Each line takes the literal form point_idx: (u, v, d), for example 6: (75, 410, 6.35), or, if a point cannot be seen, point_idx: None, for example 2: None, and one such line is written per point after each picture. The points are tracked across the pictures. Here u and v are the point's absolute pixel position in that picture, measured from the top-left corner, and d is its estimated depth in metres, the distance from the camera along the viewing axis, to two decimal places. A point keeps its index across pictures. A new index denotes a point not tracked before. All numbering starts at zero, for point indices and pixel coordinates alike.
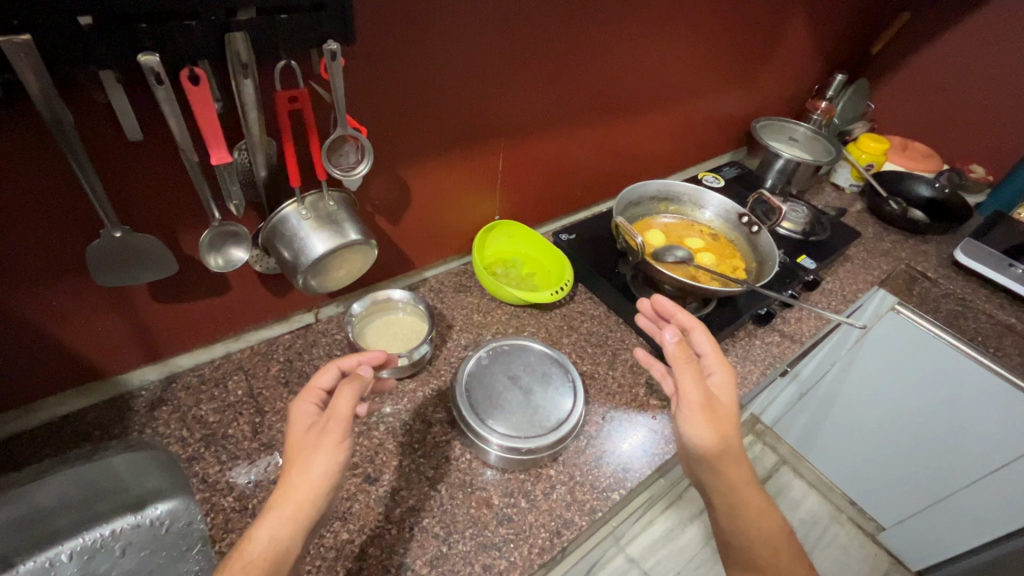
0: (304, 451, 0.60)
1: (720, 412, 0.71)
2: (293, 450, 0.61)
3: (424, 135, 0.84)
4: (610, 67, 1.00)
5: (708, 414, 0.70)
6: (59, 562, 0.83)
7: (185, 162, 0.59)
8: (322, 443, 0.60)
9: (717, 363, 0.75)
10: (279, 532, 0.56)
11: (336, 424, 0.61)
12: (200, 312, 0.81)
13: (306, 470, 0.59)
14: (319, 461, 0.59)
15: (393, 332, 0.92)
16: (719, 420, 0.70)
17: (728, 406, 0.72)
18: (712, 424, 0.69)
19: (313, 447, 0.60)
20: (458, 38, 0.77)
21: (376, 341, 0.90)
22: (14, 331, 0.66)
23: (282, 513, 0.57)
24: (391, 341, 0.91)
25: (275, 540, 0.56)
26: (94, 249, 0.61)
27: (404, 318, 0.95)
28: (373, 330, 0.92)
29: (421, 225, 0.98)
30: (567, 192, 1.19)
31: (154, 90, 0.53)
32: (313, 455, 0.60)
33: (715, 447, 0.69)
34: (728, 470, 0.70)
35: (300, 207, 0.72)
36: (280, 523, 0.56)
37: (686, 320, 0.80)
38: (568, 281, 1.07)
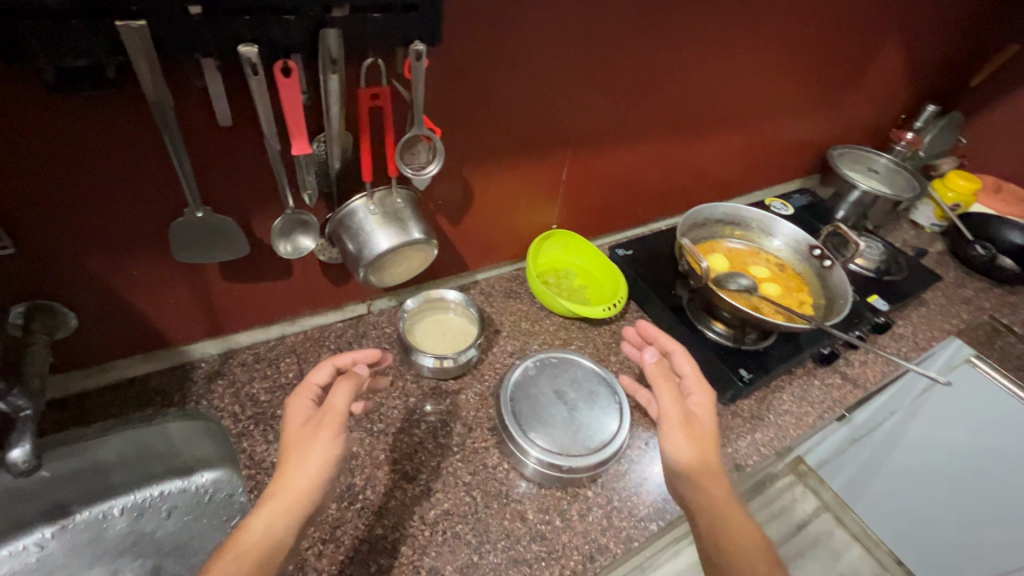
0: (302, 446, 0.63)
1: (700, 430, 0.69)
2: (290, 444, 0.63)
3: (493, 139, 0.84)
4: (686, 84, 0.97)
5: (687, 429, 0.69)
6: (111, 515, 0.88)
7: (268, 149, 0.61)
8: (315, 444, 0.62)
9: (694, 381, 0.75)
10: (273, 523, 0.59)
11: (333, 419, 0.64)
12: (263, 293, 0.83)
13: (303, 464, 0.62)
14: (317, 453, 0.62)
15: (442, 333, 0.92)
16: (698, 435, 0.69)
17: (707, 424, 0.71)
18: (692, 441, 0.68)
19: (308, 442, 0.63)
20: (536, 44, 0.76)
21: (425, 340, 0.91)
22: (98, 295, 0.70)
23: (282, 502, 0.59)
24: (439, 342, 0.91)
25: (270, 530, 0.58)
26: (178, 227, 0.63)
27: (454, 319, 0.95)
28: (423, 329, 0.92)
29: (480, 228, 0.98)
30: (627, 207, 1.16)
31: (249, 80, 0.55)
32: (309, 449, 0.62)
33: (695, 463, 0.67)
34: (711, 490, 0.66)
35: (369, 203, 0.73)
36: (280, 514, 0.59)
37: (665, 343, 0.81)
38: (621, 297, 1.04)
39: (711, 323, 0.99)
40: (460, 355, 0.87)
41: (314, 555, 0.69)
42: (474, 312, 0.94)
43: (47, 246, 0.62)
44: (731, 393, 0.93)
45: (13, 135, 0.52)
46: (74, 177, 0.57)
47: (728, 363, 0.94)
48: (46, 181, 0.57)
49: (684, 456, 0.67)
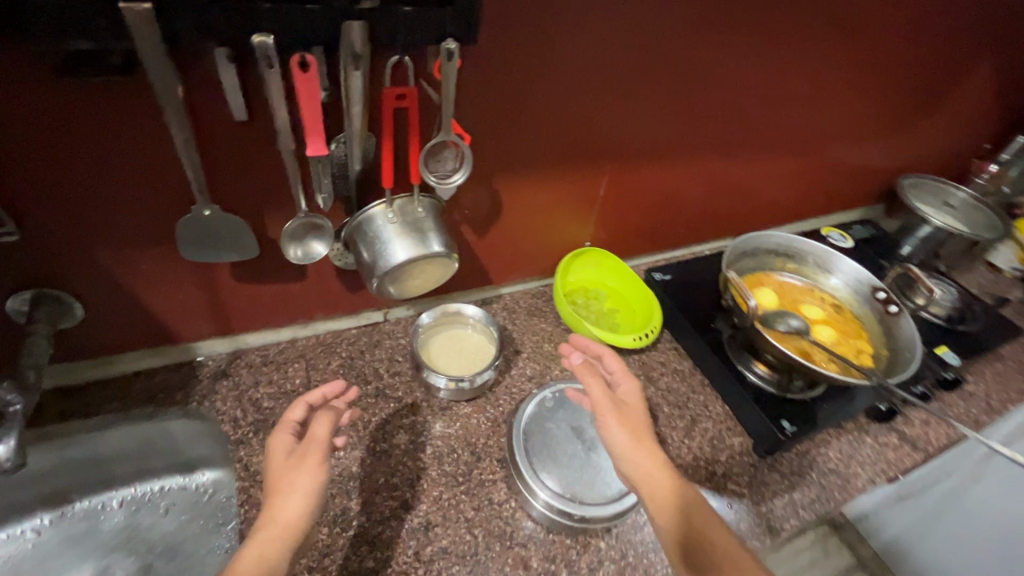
0: (284, 479, 0.59)
1: (631, 418, 0.68)
2: (273, 480, 0.59)
3: (528, 148, 0.77)
4: (745, 101, 0.88)
5: (618, 415, 0.68)
6: (110, 506, 0.86)
7: (282, 148, 0.57)
8: (296, 484, 0.58)
9: (620, 370, 0.74)
10: (268, 550, 0.55)
11: (314, 450, 0.60)
12: (275, 295, 0.80)
13: (289, 497, 0.58)
14: (304, 483, 0.58)
15: (458, 352, 0.86)
16: (628, 419, 0.68)
17: (638, 410, 0.70)
18: (625, 428, 0.67)
19: (289, 474, 0.59)
20: (582, 49, 0.69)
21: (439, 358, 0.85)
22: (105, 287, 0.67)
23: (273, 532, 0.56)
24: (455, 361, 0.85)
25: (263, 558, 0.54)
26: (184, 224, 0.60)
27: (472, 336, 0.89)
28: (438, 345, 0.87)
29: (507, 240, 0.92)
30: (669, 227, 1.08)
31: (264, 74, 0.50)
32: (295, 481, 0.59)
33: (634, 453, 0.65)
34: (662, 479, 0.63)
35: (388, 210, 0.68)
36: (274, 540, 0.55)
37: (590, 345, 0.78)
38: (654, 327, 0.96)
39: (752, 364, 0.90)
40: (475, 378, 0.81)
41: None
42: (494, 331, 0.87)
43: (52, 236, 0.59)
44: (769, 446, 0.84)
45: (15, 120, 0.49)
46: (79, 167, 0.54)
47: (768, 411, 0.85)
48: (50, 170, 0.54)
49: (618, 441, 0.67)
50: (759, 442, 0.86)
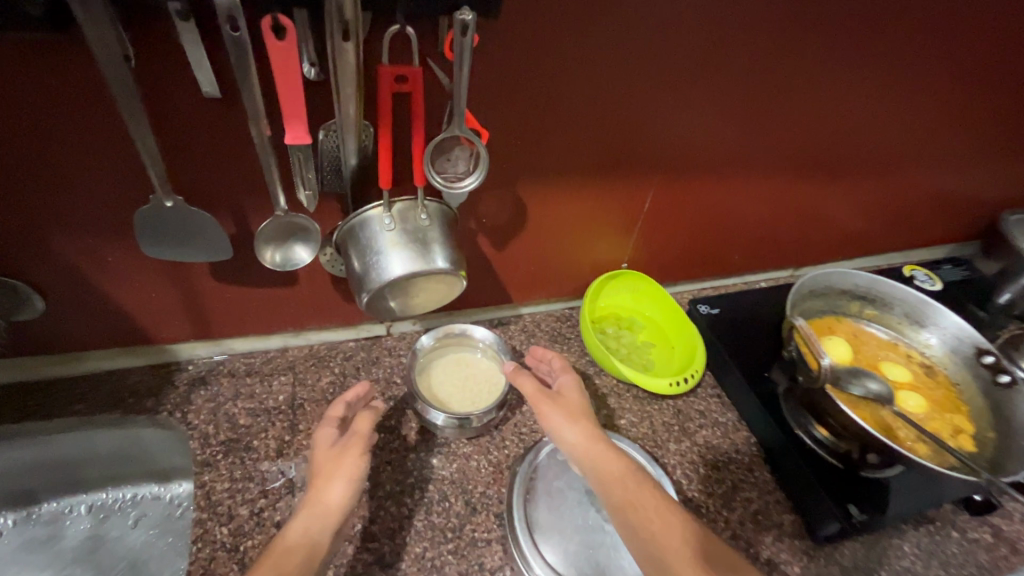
0: (326, 467, 0.56)
1: (569, 408, 0.64)
2: (315, 469, 0.57)
3: (559, 152, 0.65)
4: (829, 111, 0.74)
5: (554, 403, 0.64)
6: (76, 513, 0.80)
7: (255, 134, 0.47)
8: (338, 470, 0.56)
9: (560, 366, 0.71)
10: (312, 528, 0.52)
11: (357, 442, 0.58)
12: (261, 300, 0.70)
13: (329, 483, 0.55)
14: (343, 474, 0.55)
15: (462, 381, 0.75)
16: (561, 407, 0.64)
17: (580, 402, 0.66)
18: (564, 418, 0.63)
19: (331, 459, 0.57)
20: (634, 35, 0.57)
21: (440, 387, 0.74)
22: (65, 277, 0.60)
23: (318, 516, 0.53)
24: (456, 393, 0.73)
25: (308, 534, 0.52)
26: (141, 216, 0.51)
27: (481, 364, 0.77)
28: (441, 371, 0.76)
29: (531, 255, 0.80)
30: (721, 253, 0.93)
31: (227, 39, 0.41)
32: (335, 470, 0.56)
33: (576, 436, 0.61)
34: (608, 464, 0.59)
35: (385, 214, 0.57)
36: (319, 520, 0.53)
37: (540, 352, 0.74)
38: (695, 369, 0.82)
39: (811, 427, 0.74)
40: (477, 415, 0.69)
41: None
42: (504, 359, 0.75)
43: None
44: (828, 532, 0.69)
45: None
46: (19, 137, 0.46)
47: (829, 489, 0.70)
48: None
49: (563, 432, 0.62)
50: (816, 526, 0.71)
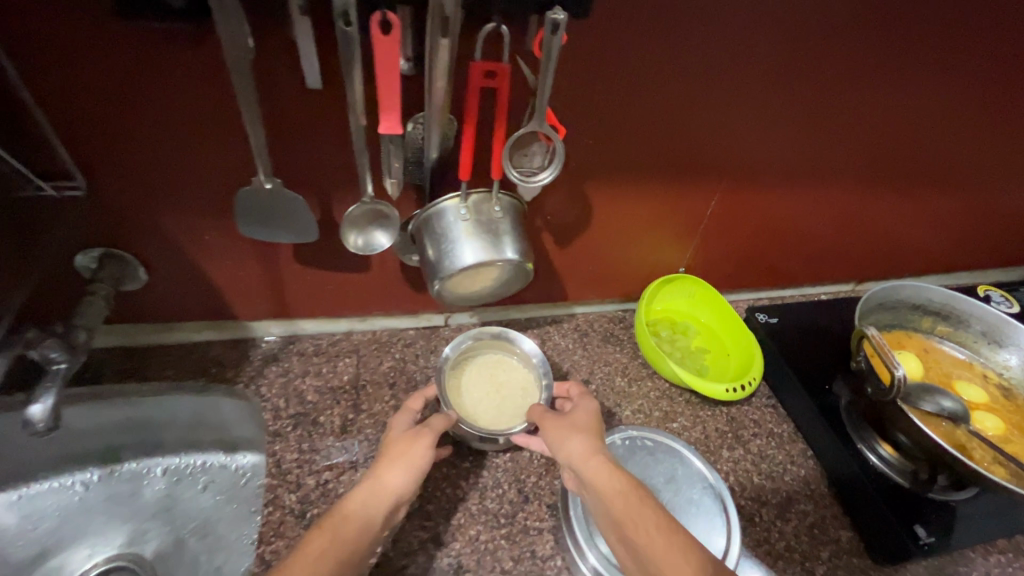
0: (396, 447, 0.59)
1: (577, 424, 0.61)
2: (386, 447, 0.60)
3: (629, 153, 0.66)
4: (907, 122, 0.72)
5: (565, 423, 0.62)
6: (152, 473, 0.85)
7: (353, 123, 0.50)
8: (403, 454, 0.58)
9: (578, 393, 0.69)
10: (370, 503, 0.55)
11: (428, 432, 0.60)
12: (335, 284, 0.75)
13: (394, 463, 0.58)
14: (406, 458, 0.58)
15: (501, 394, 0.73)
16: (562, 422, 0.61)
17: (588, 420, 0.62)
18: (561, 433, 0.60)
19: (400, 443, 0.60)
20: (713, 38, 0.57)
21: (476, 403, 0.72)
22: (166, 251, 0.65)
23: (374, 493, 0.56)
24: (497, 409, 0.71)
25: (365, 509, 0.55)
26: (243, 197, 0.56)
27: (514, 368, 0.76)
28: (472, 384, 0.74)
29: (592, 254, 0.81)
30: (783, 262, 0.91)
31: (340, 33, 0.44)
32: (402, 453, 0.58)
33: (583, 454, 0.58)
34: (613, 485, 0.55)
35: (461, 205, 0.60)
36: (375, 498, 0.55)
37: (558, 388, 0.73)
38: (752, 377, 0.80)
39: (876, 444, 0.72)
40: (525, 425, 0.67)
41: None
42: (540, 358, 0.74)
43: (117, 191, 0.57)
44: (890, 554, 0.67)
45: (84, 61, 0.47)
46: (146, 121, 0.52)
47: (895, 510, 0.67)
48: (117, 120, 0.51)
49: (564, 444, 0.59)
50: (876, 543, 0.69)
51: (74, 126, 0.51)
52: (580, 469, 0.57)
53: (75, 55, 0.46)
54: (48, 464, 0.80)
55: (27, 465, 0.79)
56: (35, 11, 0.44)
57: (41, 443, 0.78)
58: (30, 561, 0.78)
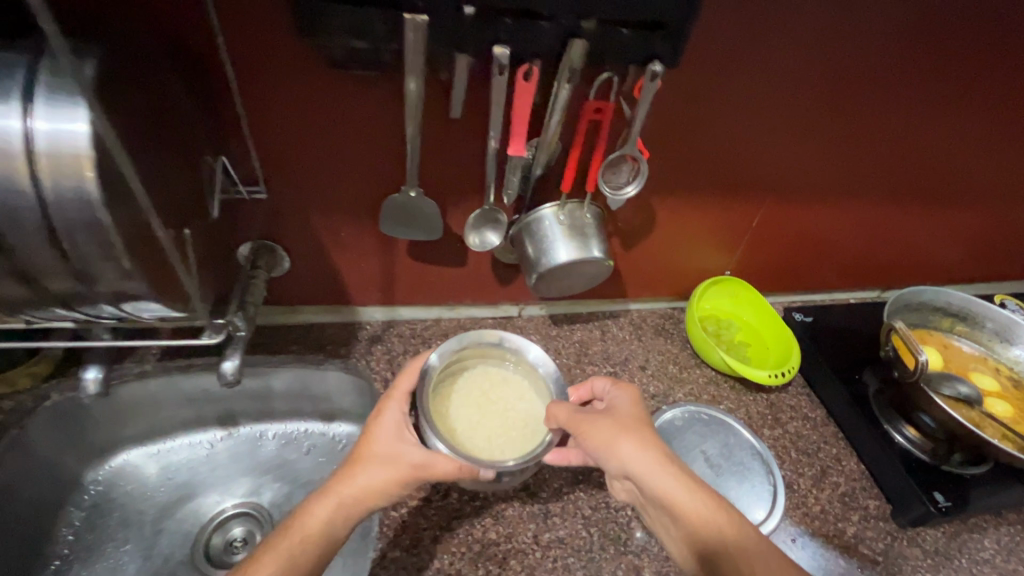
0: (368, 458, 0.62)
1: (622, 423, 0.65)
2: (361, 454, 0.63)
3: (693, 172, 0.79)
4: (929, 148, 0.84)
5: (609, 423, 0.65)
6: (265, 436, 0.97)
7: (488, 145, 0.64)
8: (374, 476, 0.61)
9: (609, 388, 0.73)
10: (334, 518, 0.59)
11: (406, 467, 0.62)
12: (436, 276, 0.88)
13: (362, 478, 0.61)
14: (377, 476, 0.61)
15: (496, 413, 0.77)
16: (606, 422, 0.65)
17: (632, 420, 0.66)
18: (607, 443, 0.63)
19: (376, 456, 0.63)
20: (771, 82, 0.70)
21: (478, 436, 0.74)
22: (310, 246, 0.79)
23: (337, 512, 0.59)
24: (503, 432, 0.75)
25: (330, 523, 0.59)
26: (391, 203, 0.70)
27: (492, 376, 0.80)
28: (461, 418, 0.75)
29: (650, 257, 0.94)
30: (816, 269, 1.03)
31: (494, 79, 0.57)
32: (372, 469, 0.61)
33: (635, 454, 0.62)
34: (665, 477, 0.61)
35: (559, 212, 0.73)
36: (336, 511, 0.60)
37: (575, 394, 0.77)
38: (791, 366, 0.92)
39: (902, 426, 0.84)
40: (555, 435, 0.71)
41: (430, 537, 0.71)
42: (516, 345, 0.79)
43: (284, 197, 0.71)
44: (915, 516, 0.78)
45: (287, 98, 0.60)
46: (322, 143, 0.65)
47: (917, 479, 0.79)
48: (299, 143, 0.64)
49: (616, 450, 0.63)
50: (900, 507, 0.80)
51: (266, 146, 0.65)
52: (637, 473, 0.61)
53: (280, 94, 0.60)
54: (183, 422, 0.93)
55: (167, 422, 0.92)
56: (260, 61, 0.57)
57: (183, 404, 0.90)
58: (175, 502, 0.90)
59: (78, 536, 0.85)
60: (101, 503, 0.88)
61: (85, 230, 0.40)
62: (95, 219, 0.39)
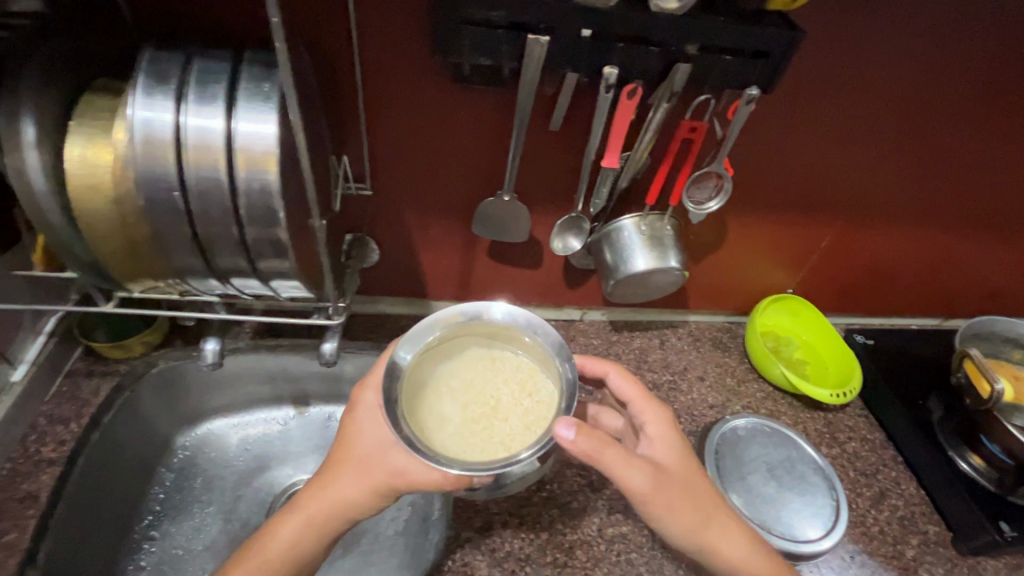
0: (330, 469, 0.61)
1: (672, 486, 0.57)
2: (327, 464, 0.62)
3: (768, 191, 0.82)
4: (1008, 179, 0.84)
5: (661, 482, 0.57)
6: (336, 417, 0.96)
7: (584, 157, 0.69)
8: (331, 491, 0.60)
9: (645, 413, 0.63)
10: (303, 533, 0.59)
11: (359, 478, 0.59)
12: (510, 276, 0.92)
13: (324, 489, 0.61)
14: (337, 489, 0.60)
15: (492, 404, 0.59)
16: (662, 481, 0.57)
17: (679, 469, 0.59)
18: (668, 506, 0.57)
19: (342, 465, 0.61)
20: (855, 110, 0.72)
21: (470, 438, 0.56)
22: (399, 241, 0.84)
23: (305, 528, 0.59)
24: (500, 426, 0.57)
25: (299, 539, 0.59)
26: (485, 206, 0.76)
27: (477, 357, 0.63)
28: (446, 418, 0.57)
29: (716, 271, 0.96)
30: (880, 292, 1.04)
31: (600, 97, 0.62)
32: (333, 479, 0.61)
33: (683, 515, 0.58)
34: (707, 530, 0.59)
35: (639, 223, 0.77)
36: (304, 528, 0.59)
37: (587, 368, 0.70)
38: (852, 387, 0.93)
39: (967, 454, 0.84)
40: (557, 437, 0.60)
41: (501, 522, 0.75)
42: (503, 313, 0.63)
43: (384, 194, 0.76)
44: (976, 544, 0.78)
45: (405, 104, 0.66)
46: (428, 147, 0.70)
47: (982, 506, 0.79)
48: (408, 144, 0.70)
49: (677, 512, 0.57)
50: (962, 534, 0.81)
51: (377, 147, 0.70)
52: (689, 531, 0.59)
53: (400, 101, 0.65)
54: (261, 398, 0.94)
55: (243, 398, 0.93)
56: (386, 70, 0.63)
57: (263, 380, 0.92)
58: (252, 471, 0.91)
59: (167, 497, 0.86)
60: (188, 467, 0.89)
61: (260, 217, 0.45)
62: (271, 207, 0.45)
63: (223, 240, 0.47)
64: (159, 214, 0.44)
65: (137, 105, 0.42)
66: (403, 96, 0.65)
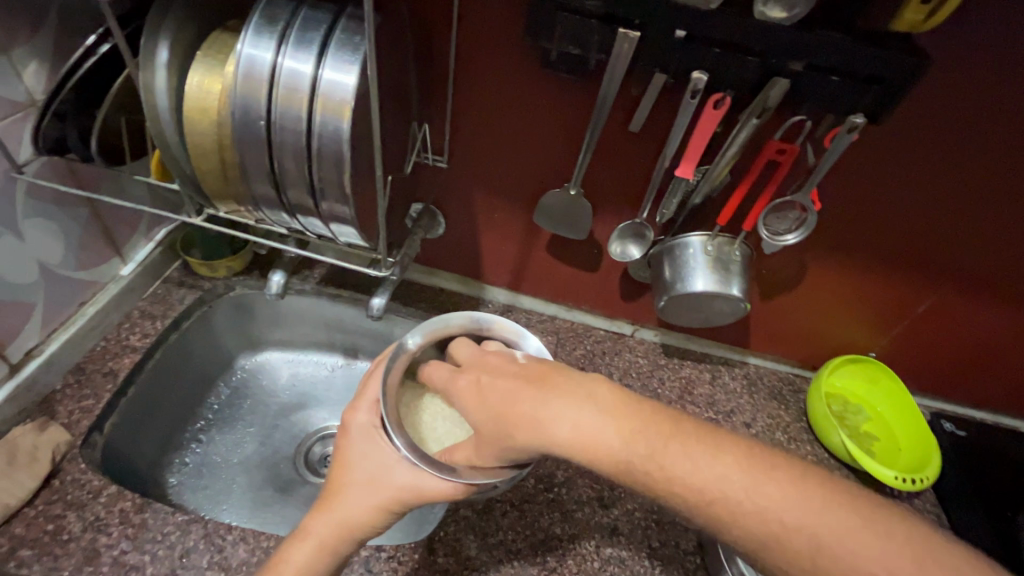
0: (337, 488, 0.57)
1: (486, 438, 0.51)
2: (329, 487, 0.58)
3: (860, 236, 0.74)
4: None
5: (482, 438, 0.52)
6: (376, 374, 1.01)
7: (659, 162, 0.67)
8: (338, 508, 0.56)
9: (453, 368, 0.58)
10: (309, 563, 0.53)
11: (376, 497, 0.55)
12: (566, 273, 0.91)
13: (332, 512, 0.56)
14: (353, 510, 0.55)
15: None
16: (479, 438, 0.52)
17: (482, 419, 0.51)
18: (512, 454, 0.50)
19: (346, 486, 0.57)
20: (982, 163, 0.63)
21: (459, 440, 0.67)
22: (462, 217, 0.86)
23: (315, 554, 0.53)
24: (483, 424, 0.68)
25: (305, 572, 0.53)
26: (551, 196, 0.77)
27: None
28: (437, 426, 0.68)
29: (787, 313, 0.89)
30: (983, 381, 0.90)
31: (684, 102, 0.59)
32: (341, 501, 0.56)
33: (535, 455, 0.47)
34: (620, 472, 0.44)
35: (707, 242, 0.73)
36: (316, 554, 0.53)
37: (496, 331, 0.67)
38: (927, 473, 0.82)
39: None
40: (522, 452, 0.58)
41: (500, 509, 0.74)
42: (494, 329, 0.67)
43: (455, 167, 0.79)
44: None
45: (488, 83, 0.68)
46: (505, 128, 0.72)
47: None
48: (487, 123, 0.72)
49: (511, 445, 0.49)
50: None
51: (458, 121, 0.73)
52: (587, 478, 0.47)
53: (486, 79, 0.68)
54: (316, 342, 1.00)
55: (295, 337, 1.00)
56: (478, 48, 0.65)
57: (317, 324, 0.98)
58: (292, 407, 0.97)
59: (219, 409, 0.93)
60: (242, 387, 0.96)
61: (330, 161, 0.49)
62: (340, 152, 0.48)
63: (298, 176, 0.51)
64: (246, 140, 0.49)
65: (247, 43, 0.48)
66: (488, 75, 0.67)
